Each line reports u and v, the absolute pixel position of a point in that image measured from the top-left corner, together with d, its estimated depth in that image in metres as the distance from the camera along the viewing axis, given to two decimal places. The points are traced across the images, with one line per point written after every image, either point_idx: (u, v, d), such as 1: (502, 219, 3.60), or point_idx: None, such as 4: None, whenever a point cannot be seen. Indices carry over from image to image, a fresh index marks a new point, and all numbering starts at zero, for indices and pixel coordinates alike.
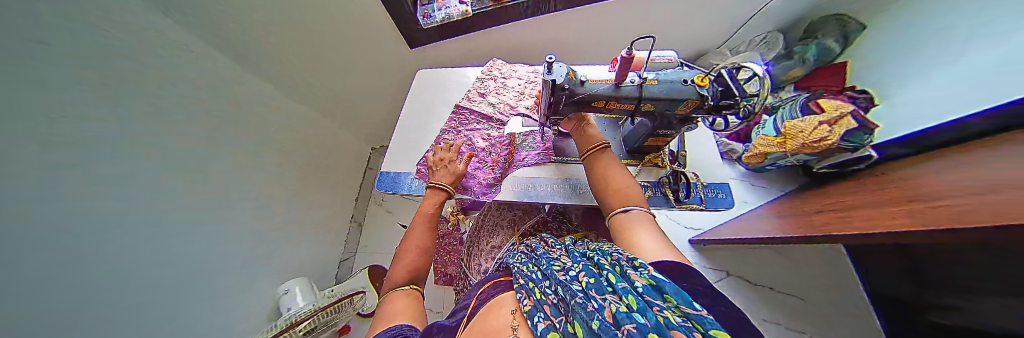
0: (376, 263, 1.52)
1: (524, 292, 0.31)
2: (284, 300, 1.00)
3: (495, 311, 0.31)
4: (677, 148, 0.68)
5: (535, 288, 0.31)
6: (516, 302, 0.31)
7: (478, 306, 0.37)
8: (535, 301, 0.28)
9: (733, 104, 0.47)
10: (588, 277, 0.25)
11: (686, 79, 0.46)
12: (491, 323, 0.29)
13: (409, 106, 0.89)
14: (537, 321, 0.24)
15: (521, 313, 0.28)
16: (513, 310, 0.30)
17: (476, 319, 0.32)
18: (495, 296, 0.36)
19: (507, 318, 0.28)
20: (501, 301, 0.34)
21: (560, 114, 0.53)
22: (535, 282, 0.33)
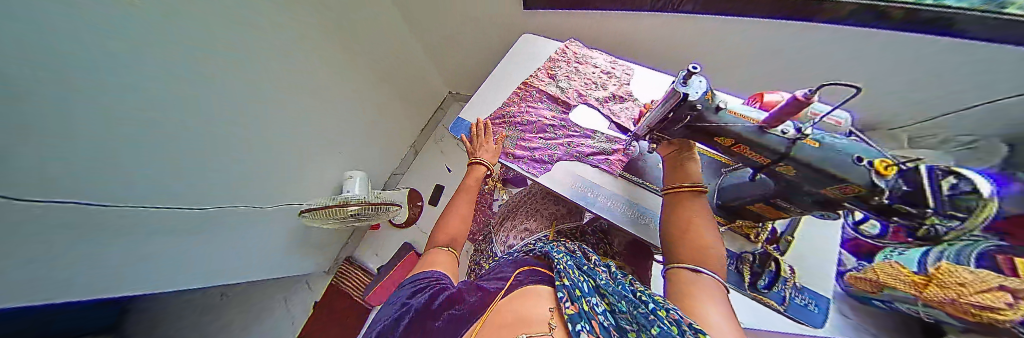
0: (415, 188, 1.75)
1: (568, 296, 0.34)
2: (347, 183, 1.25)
3: (532, 298, 0.35)
4: (784, 230, 0.56)
5: (580, 298, 0.34)
6: (556, 301, 0.35)
7: (512, 284, 0.41)
8: (579, 309, 0.31)
9: (916, 214, 0.34)
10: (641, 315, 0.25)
11: (864, 157, 0.34)
12: (528, 307, 0.33)
13: (503, 65, 0.90)
14: (582, 331, 0.27)
15: (562, 314, 0.31)
16: (553, 308, 0.33)
17: (512, 295, 0.37)
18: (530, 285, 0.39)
19: (545, 312, 0.31)
20: (538, 292, 0.37)
21: (668, 132, 0.47)
22: (581, 291, 0.35)
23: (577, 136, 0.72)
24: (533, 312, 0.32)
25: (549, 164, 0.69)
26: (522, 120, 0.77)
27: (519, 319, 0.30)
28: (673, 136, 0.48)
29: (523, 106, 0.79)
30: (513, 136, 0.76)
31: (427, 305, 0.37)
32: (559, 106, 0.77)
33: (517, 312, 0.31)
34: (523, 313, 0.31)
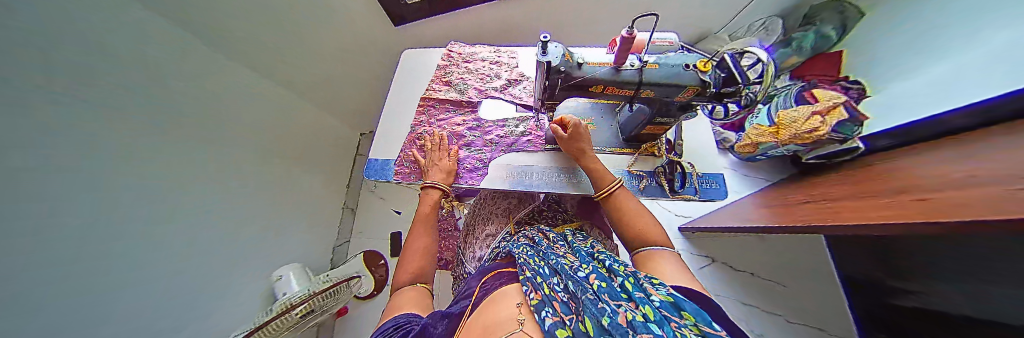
0: (370, 248, 1.52)
1: (531, 286, 0.33)
2: (279, 285, 1.00)
3: (501, 301, 0.33)
4: (674, 137, 0.67)
5: (543, 283, 0.33)
6: (523, 295, 0.33)
7: (480, 295, 0.37)
8: (542, 296, 0.30)
9: (734, 92, 0.45)
10: (598, 281, 0.26)
11: (688, 64, 0.44)
12: (499, 312, 0.30)
13: (395, 89, 0.83)
14: (546, 316, 0.26)
15: (528, 306, 0.30)
16: (521, 303, 0.32)
17: (483, 305, 0.34)
18: (498, 288, 0.37)
19: (512, 311, 0.30)
20: (506, 293, 0.35)
21: (555, 98, 0.50)
22: (543, 277, 0.35)
23: (494, 130, 0.72)
24: (501, 315, 0.29)
25: (481, 168, 0.66)
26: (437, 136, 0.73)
27: (484, 331, 0.26)
28: (562, 99, 0.51)
29: (435, 121, 0.75)
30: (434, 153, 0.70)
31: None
32: (466, 108, 0.76)
33: (486, 321, 0.29)
34: (490, 321, 0.28)
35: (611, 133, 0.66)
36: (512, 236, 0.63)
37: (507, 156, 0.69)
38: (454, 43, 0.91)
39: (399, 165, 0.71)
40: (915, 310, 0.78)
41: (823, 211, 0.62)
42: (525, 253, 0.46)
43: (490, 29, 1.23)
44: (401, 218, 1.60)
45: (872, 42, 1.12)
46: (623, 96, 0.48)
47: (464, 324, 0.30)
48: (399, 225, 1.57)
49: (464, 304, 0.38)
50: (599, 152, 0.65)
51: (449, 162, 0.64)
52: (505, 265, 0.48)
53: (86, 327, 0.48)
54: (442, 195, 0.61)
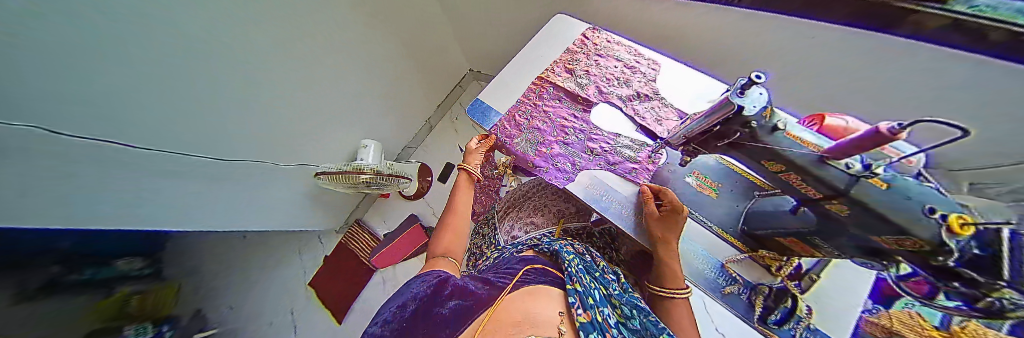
0: (426, 164, 1.75)
1: (579, 303, 0.35)
2: (361, 151, 1.30)
3: (541, 299, 0.37)
4: (811, 266, 0.53)
5: (594, 309, 0.35)
6: (565, 305, 0.36)
7: (519, 279, 0.42)
8: (591, 322, 0.33)
9: (980, 282, 0.30)
10: None
11: (932, 208, 0.26)
12: (540, 307, 0.35)
13: (529, 48, 0.85)
14: None
15: (572, 324, 0.33)
16: (562, 312, 0.35)
17: (520, 292, 0.39)
18: (536, 284, 0.41)
19: (552, 315, 0.34)
20: (549, 295, 0.39)
21: (710, 147, 0.43)
22: (594, 301, 0.37)
23: (597, 139, 0.67)
24: (543, 315, 0.33)
25: (568, 169, 0.65)
26: (539, 119, 0.73)
27: (524, 326, 0.31)
28: (720, 153, 0.44)
29: (542, 104, 0.75)
30: (529, 135, 0.71)
31: (430, 296, 0.40)
32: (579, 105, 0.73)
33: (523, 313, 0.34)
34: (533, 316, 0.33)
35: (731, 212, 0.55)
36: (553, 238, 0.65)
37: (599, 172, 0.64)
38: (596, 29, 0.85)
39: (500, 117, 0.76)
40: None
41: None
42: (575, 263, 0.46)
43: None
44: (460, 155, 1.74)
45: None
46: (806, 192, 0.38)
47: (502, 298, 0.38)
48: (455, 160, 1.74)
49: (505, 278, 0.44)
50: (700, 223, 0.58)
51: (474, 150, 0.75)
52: (549, 263, 0.50)
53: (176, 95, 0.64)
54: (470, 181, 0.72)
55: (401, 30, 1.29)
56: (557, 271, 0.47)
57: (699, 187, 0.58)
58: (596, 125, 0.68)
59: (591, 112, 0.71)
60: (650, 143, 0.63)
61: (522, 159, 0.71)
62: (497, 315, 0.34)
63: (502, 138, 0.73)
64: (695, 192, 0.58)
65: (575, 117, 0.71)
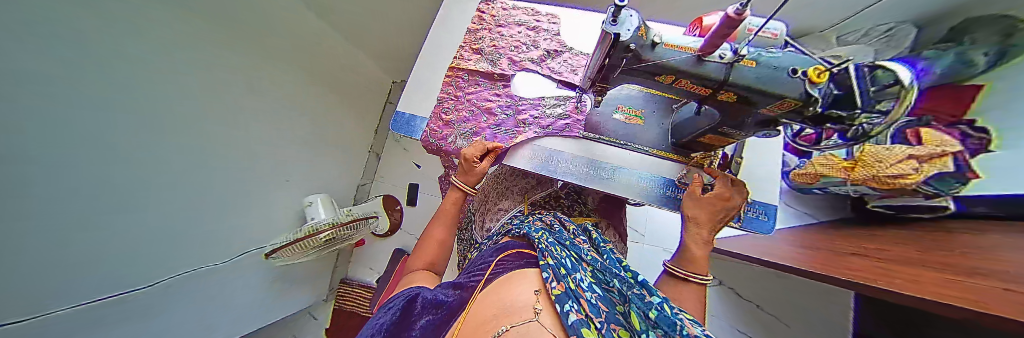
0: (389, 194, 1.64)
1: (552, 275, 0.32)
2: (309, 210, 1.16)
3: (516, 284, 0.33)
4: (733, 152, 0.60)
5: (567, 277, 0.32)
6: (542, 283, 0.33)
7: (496, 272, 0.39)
8: (566, 288, 0.29)
9: (848, 117, 0.36)
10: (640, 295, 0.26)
11: (796, 69, 0.34)
12: (515, 293, 0.31)
13: (430, 41, 0.77)
14: (570, 310, 0.25)
15: (548, 296, 0.30)
16: (538, 290, 0.31)
17: (496, 284, 0.35)
18: (517, 268, 0.38)
19: (529, 296, 0.30)
20: (526, 275, 0.35)
21: (609, 82, 0.43)
22: (566, 269, 0.35)
23: (526, 110, 0.66)
24: (517, 300, 0.29)
25: (511, 149, 0.62)
26: (466, 110, 0.69)
27: (501, 314, 0.27)
28: (617, 84, 0.44)
29: (464, 94, 0.71)
30: (462, 131, 0.67)
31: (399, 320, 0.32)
32: (497, 83, 0.70)
33: (500, 305, 0.29)
34: (505, 304, 0.28)
35: (660, 132, 0.61)
36: (523, 217, 0.65)
37: (544, 139, 0.63)
38: (490, 1, 0.81)
39: (427, 122, 0.70)
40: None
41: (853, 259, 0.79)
42: (546, 240, 0.45)
43: None
44: (421, 172, 1.70)
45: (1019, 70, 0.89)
46: (696, 93, 0.40)
47: (474, 301, 0.33)
48: (418, 178, 1.68)
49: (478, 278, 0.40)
50: (638, 151, 0.60)
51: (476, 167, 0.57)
52: (524, 246, 0.48)
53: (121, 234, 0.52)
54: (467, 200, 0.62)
55: (326, 65, 1.16)
56: (531, 252, 0.45)
57: (627, 118, 0.62)
58: (523, 97, 0.67)
59: (512, 87, 0.69)
60: (574, 95, 0.66)
61: (462, 154, 0.66)
62: (473, 314, 0.30)
63: (436, 144, 0.67)
64: (626, 124, 0.62)
65: (499, 96, 0.69)
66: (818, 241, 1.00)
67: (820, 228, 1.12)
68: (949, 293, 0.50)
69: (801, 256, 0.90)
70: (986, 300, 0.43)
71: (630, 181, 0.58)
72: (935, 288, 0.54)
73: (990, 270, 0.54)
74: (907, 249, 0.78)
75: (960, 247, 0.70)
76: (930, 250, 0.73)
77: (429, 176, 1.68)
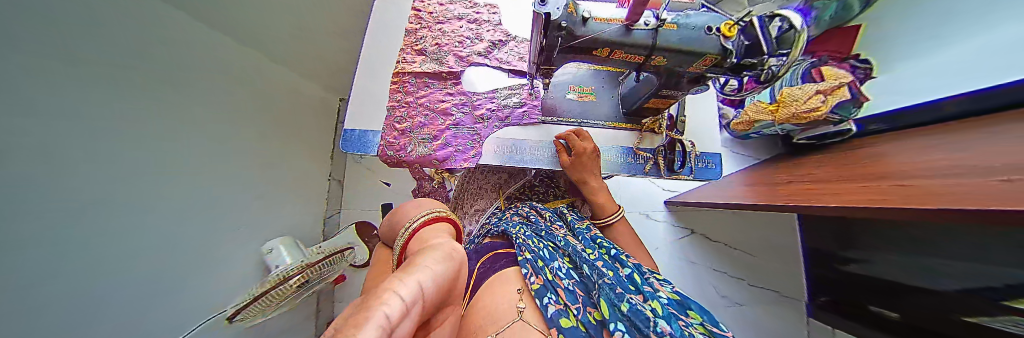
0: (363, 219, 1.54)
1: (531, 270, 0.32)
2: (269, 258, 1.00)
3: (499, 285, 0.31)
4: (676, 113, 0.64)
5: (545, 268, 0.32)
6: (523, 280, 0.32)
7: (478, 280, 0.35)
8: (544, 281, 0.30)
9: (755, 64, 0.40)
10: (607, 269, 0.30)
11: (711, 26, 0.38)
12: (490, 300, 0.28)
13: (367, 48, 0.71)
14: (549, 302, 0.26)
15: (528, 292, 0.29)
16: (520, 289, 0.30)
17: (483, 289, 0.32)
18: (499, 271, 0.36)
19: (511, 298, 0.28)
20: (507, 276, 0.34)
21: (553, 64, 0.43)
22: (544, 260, 0.35)
23: (483, 105, 0.64)
24: (497, 302, 0.27)
25: (476, 146, 0.61)
26: (423, 115, 0.65)
27: (482, 320, 0.25)
28: (562, 65, 0.44)
29: (416, 99, 0.67)
30: (421, 137, 0.64)
31: None
32: (447, 82, 0.67)
33: (481, 311, 0.27)
34: (488, 308, 0.27)
35: (612, 105, 0.64)
36: (501, 213, 0.64)
37: (505, 130, 0.63)
38: None
39: (382, 134, 0.65)
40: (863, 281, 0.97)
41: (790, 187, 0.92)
42: (523, 234, 0.45)
43: None
44: (392, 189, 1.61)
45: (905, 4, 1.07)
46: (633, 63, 0.42)
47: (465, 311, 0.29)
48: (391, 196, 1.59)
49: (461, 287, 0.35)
50: (595, 126, 0.63)
51: None
52: (503, 245, 0.46)
53: (138, 315, 0.46)
54: None
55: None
56: (510, 251, 0.43)
57: (581, 96, 0.64)
58: (478, 93, 0.65)
59: (464, 83, 0.67)
60: (526, 83, 0.66)
61: (426, 162, 0.63)
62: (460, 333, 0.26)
63: (395, 157, 0.63)
64: (581, 102, 0.64)
65: (454, 94, 0.66)
66: (763, 177, 1.14)
67: (760, 165, 1.30)
68: (874, 199, 0.59)
69: (753, 194, 1.02)
70: (912, 199, 0.50)
71: None
72: (854, 197, 0.65)
73: (899, 175, 0.66)
74: (828, 169, 0.92)
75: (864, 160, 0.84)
76: (846, 166, 0.88)
77: (402, 191, 1.61)
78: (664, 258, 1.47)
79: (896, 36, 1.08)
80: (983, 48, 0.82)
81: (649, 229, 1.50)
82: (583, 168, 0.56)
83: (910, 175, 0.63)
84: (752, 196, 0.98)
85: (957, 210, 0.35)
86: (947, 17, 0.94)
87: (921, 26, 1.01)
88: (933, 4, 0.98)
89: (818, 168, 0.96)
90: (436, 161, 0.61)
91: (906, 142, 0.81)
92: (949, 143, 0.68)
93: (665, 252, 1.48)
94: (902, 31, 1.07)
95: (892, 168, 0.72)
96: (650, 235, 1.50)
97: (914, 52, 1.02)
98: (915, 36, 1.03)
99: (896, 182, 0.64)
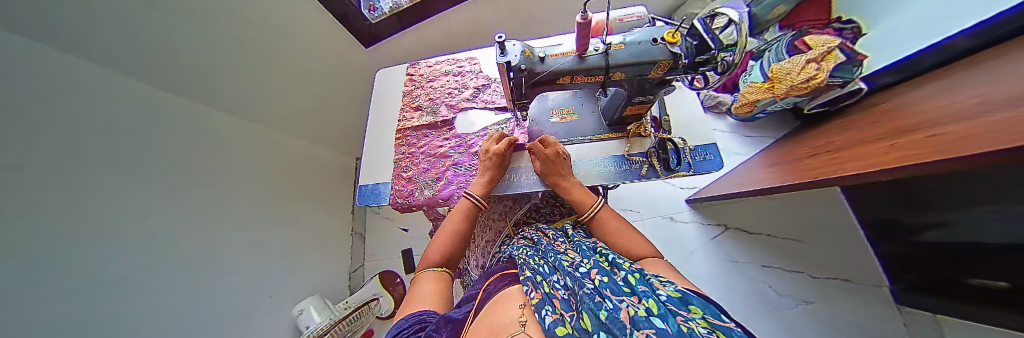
0: (386, 270, 1.56)
1: (530, 285, 0.32)
2: (302, 319, 1.07)
3: (502, 304, 0.32)
4: (659, 114, 0.67)
5: (543, 282, 0.33)
6: (524, 296, 0.32)
7: (483, 299, 0.36)
8: (542, 294, 0.30)
9: (709, 59, 0.43)
10: (600, 275, 0.29)
11: (656, 38, 0.43)
12: (496, 318, 0.28)
13: (373, 113, 0.82)
14: (547, 314, 0.25)
15: (529, 307, 0.29)
16: (522, 304, 0.30)
17: (487, 308, 0.32)
18: (501, 290, 0.36)
19: (514, 313, 0.28)
20: (509, 294, 0.34)
21: (526, 97, 0.48)
22: (543, 276, 0.35)
23: (476, 142, 0.70)
24: (500, 319, 0.28)
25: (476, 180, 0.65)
26: (425, 161, 0.72)
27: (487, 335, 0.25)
28: (534, 97, 0.49)
29: (417, 149, 0.74)
30: (426, 181, 0.69)
31: None
32: (443, 129, 0.75)
33: (487, 328, 0.27)
34: (492, 326, 0.27)
35: (594, 119, 0.68)
36: (510, 239, 0.65)
37: None
38: (415, 63, 0.89)
39: (391, 184, 0.71)
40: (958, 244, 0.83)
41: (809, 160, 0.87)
42: (525, 254, 0.46)
43: (450, 37, 1.43)
44: (410, 235, 1.65)
45: None
46: (596, 82, 0.46)
47: (469, 327, 0.29)
48: (410, 242, 1.62)
49: (467, 310, 0.35)
50: (584, 141, 0.66)
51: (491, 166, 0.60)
52: (509, 267, 0.47)
53: None
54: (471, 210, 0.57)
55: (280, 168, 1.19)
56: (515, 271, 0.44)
57: (565, 118, 0.69)
58: (470, 133, 0.72)
59: (458, 127, 0.75)
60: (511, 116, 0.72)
61: (433, 203, 0.67)
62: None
63: (405, 203, 0.68)
64: (564, 123, 0.69)
65: (450, 138, 0.73)
66: (781, 155, 1.08)
67: (775, 144, 1.25)
68: (906, 156, 0.54)
69: (775, 173, 0.96)
70: (947, 148, 0.46)
71: (588, 170, 0.62)
72: (886, 158, 0.60)
73: (922, 127, 0.61)
74: (847, 134, 0.86)
75: (883, 118, 0.79)
76: (864, 127, 0.82)
77: (419, 236, 1.64)
78: (703, 260, 1.33)
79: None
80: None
81: (677, 231, 1.40)
82: (558, 172, 0.58)
83: (935, 124, 0.58)
84: (774, 178, 0.92)
85: (987, 154, 0.32)
86: None
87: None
88: None
89: (834, 136, 0.92)
90: (442, 201, 0.65)
91: (920, 91, 0.77)
92: (965, 84, 0.63)
93: (703, 253, 1.35)
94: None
95: (912, 120, 0.67)
96: (680, 237, 1.39)
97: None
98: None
99: (922, 134, 0.59)
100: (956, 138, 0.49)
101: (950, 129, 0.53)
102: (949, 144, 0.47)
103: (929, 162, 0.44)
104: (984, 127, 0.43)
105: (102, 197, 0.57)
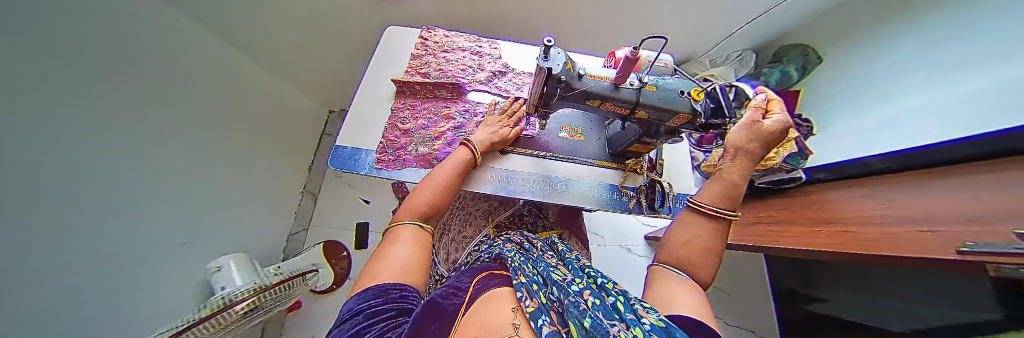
0: (334, 239, 1.42)
1: (527, 293, 0.31)
2: (214, 278, 0.89)
3: (494, 305, 0.30)
4: (656, 157, 0.72)
5: (539, 291, 0.32)
6: (517, 301, 0.31)
7: (474, 293, 0.34)
8: (538, 304, 0.28)
9: (721, 125, 0.46)
10: (594, 297, 0.26)
11: (683, 91, 0.46)
12: (491, 316, 0.27)
13: (373, 71, 0.74)
14: (541, 323, 0.23)
15: (523, 313, 0.27)
16: (515, 308, 0.29)
17: (478, 305, 0.31)
18: (491, 289, 0.35)
19: (507, 314, 0.27)
20: (500, 296, 0.33)
21: (549, 107, 0.47)
22: (539, 285, 0.34)
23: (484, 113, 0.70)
24: (493, 320, 0.26)
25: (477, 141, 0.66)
26: (423, 122, 0.68)
27: (480, 333, 0.23)
28: (557, 109, 0.49)
29: (420, 108, 0.71)
30: (422, 139, 0.66)
31: None
32: (451, 91, 0.72)
33: (481, 325, 0.25)
34: (484, 326, 0.25)
35: (598, 144, 0.71)
36: (491, 240, 0.63)
37: (509, 157, 0.67)
38: (431, 29, 0.83)
39: (378, 150, 0.64)
40: (861, 324, 1.00)
41: (757, 227, 1.00)
42: (517, 259, 0.45)
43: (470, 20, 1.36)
44: (372, 208, 1.55)
45: (842, 78, 1.26)
46: (618, 112, 0.47)
47: (460, 325, 0.27)
48: (370, 215, 1.52)
49: (459, 302, 0.32)
50: (584, 163, 0.68)
51: (507, 132, 0.62)
52: (497, 267, 0.45)
53: None
54: (469, 162, 0.55)
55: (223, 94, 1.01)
56: (504, 273, 0.43)
57: (572, 135, 0.71)
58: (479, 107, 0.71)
59: (467, 96, 0.73)
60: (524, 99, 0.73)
61: (426, 160, 0.64)
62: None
63: (394, 155, 0.63)
64: (571, 140, 0.70)
65: (458, 105, 0.72)
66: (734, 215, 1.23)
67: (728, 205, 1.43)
68: (844, 244, 0.65)
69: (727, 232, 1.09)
70: (898, 248, 0.55)
71: (581, 190, 0.65)
72: (820, 239, 0.71)
73: (849, 223, 0.75)
74: (788, 211, 1.01)
75: (813, 206, 0.95)
76: (797, 210, 0.99)
77: (382, 211, 1.55)
78: None
79: (835, 103, 1.27)
80: (911, 113, 0.95)
81: (631, 263, 1.52)
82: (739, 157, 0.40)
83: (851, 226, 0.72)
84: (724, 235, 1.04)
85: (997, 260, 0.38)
86: (871, 98, 1.12)
87: (851, 101, 1.20)
88: (861, 84, 1.17)
89: (776, 209, 1.08)
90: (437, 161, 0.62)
91: (840, 194, 0.95)
92: (870, 200, 0.81)
93: None
94: (840, 97, 1.25)
95: (832, 216, 0.83)
96: (632, 268, 1.51)
97: (870, 107, 1.11)
98: (847, 104, 1.22)
99: (843, 229, 0.73)
100: (885, 242, 0.58)
101: (876, 229, 0.66)
102: (892, 245, 0.57)
103: (908, 255, 0.50)
104: (920, 239, 0.54)
105: (27, 84, 0.45)
